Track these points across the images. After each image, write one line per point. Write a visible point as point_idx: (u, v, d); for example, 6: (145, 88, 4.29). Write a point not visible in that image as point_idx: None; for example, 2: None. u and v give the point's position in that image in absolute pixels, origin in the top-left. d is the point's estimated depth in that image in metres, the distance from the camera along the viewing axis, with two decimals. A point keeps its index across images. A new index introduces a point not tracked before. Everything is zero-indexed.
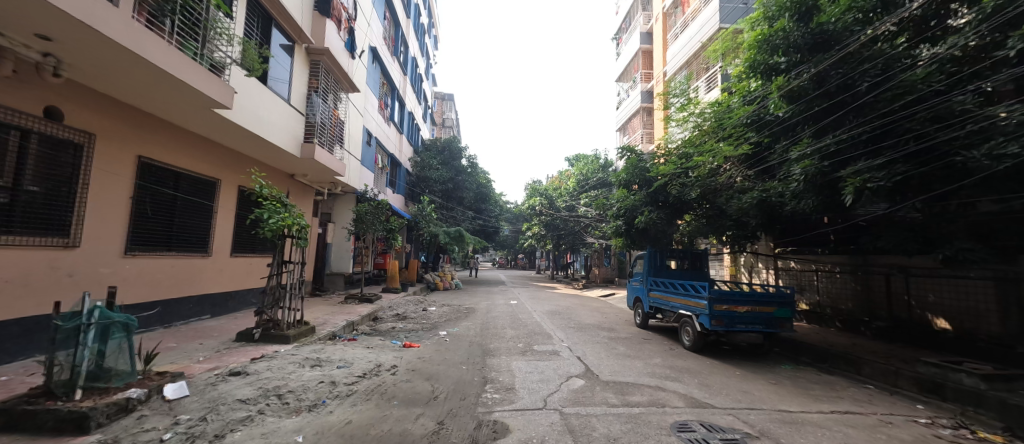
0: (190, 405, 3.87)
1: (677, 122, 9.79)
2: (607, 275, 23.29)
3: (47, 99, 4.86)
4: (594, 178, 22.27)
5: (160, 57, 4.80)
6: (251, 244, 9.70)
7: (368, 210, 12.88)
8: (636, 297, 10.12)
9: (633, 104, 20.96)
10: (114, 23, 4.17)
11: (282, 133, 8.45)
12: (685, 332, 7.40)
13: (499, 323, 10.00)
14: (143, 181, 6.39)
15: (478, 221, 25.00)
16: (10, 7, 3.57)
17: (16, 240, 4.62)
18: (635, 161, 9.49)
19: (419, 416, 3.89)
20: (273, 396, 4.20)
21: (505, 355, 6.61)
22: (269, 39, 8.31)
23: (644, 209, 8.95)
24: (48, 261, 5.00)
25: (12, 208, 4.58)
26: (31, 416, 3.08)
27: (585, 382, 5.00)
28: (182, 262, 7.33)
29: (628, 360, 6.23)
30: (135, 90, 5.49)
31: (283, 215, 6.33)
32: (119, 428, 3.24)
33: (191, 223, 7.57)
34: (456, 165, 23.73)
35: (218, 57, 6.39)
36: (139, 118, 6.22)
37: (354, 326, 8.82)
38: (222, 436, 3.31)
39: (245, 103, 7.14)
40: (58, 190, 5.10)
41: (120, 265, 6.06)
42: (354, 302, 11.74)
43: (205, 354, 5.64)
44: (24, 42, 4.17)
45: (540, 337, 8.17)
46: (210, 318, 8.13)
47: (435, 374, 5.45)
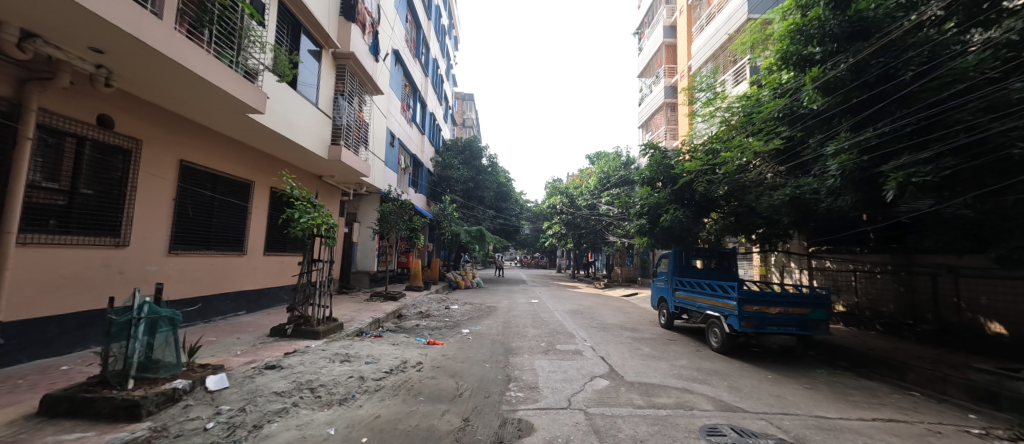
0: (230, 396, 4.08)
1: (703, 118, 9.52)
2: (630, 274, 22.91)
3: (100, 108, 5.21)
4: (616, 175, 21.98)
5: (200, 64, 5.05)
6: (283, 243, 10.10)
7: (392, 210, 13.18)
8: (660, 297, 9.94)
9: (656, 100, 20.52)
10: (159, 36, 4.43)
11: (311, 136, 8.75)
12: (713, 333, 7.20)
13: (521, 322, 10.02)
14: (184, 184, 6.76)
15: (500, 220, 25.09)
16: (67, 21, 3.84)
17: (74, 240, 5.01)
18: (660, 158, 9.26)
19: (444, 412, 3.96)
20: (306, 389, 4.38)
21: (527, 353, 6.62)
22: (298, 45, 8.63)
23: (669, 207, 8.71)
24: (103, 260, 5.38)
25: (69, 211, 4.97)
26: (89, 404, 3.32)
27: (609, 382, 4.95)
28: (220, 260, 7.72)
29: (653, 361, 6.13)
30: (177, 98, 5.81)
31: (312, 215, 6.58)
32: (167, 416, 3.47)
33: (227, 223, 7.94)
34: (477, 165, 23.93)
35: (252, 64, 6.69)
36: (181, 124, 6.58)
37: (379, 324, 9.06)
38: (259, 426, 3.49)
39: (277, 107, 7.44)
40: (111, 193, 5.49)
41: (165, 262, 6.44)
42: (379, 300, 12.04)
43: (242, 348, 5.92)
44: (79, 56, 4.49)
45: (563, 336, 8.15)
46: (246, 314, 8.52)
47: (460, 372, 5.54)
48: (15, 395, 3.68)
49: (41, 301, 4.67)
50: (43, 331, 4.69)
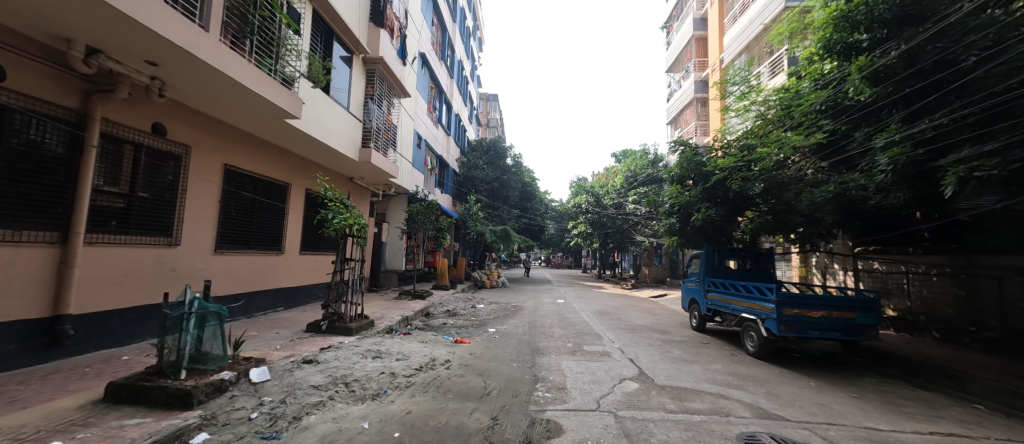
0: (271, 388, 4.30)
1: (737, 112, 9.14)
2: (658, 275, 22.38)
3: (154, 117, 5.60)
4: (643, 174, 21.50)
5: (242, 73, 5.33)
6: (317, 243, 10.50)
7: (420, 210, 13.43)
8: (692, 298, 9.63)
9: (686, 95, 19.88)
10: (206, 48, 4.71)
11: (343, 139, 9.05)
12: (749, 337, 6.91)
13: (547, 322, 9.99)
14: (227, 186, 7.15)
15: (525, 219, 25.06)
16: (125, 37, 4.15)
17: (132, 240, 5.39)
18: (691, 155, 8.96)
19: (473, 410, 4.00)
20: (341, 384, 4.54)
21: (554, 354, 6.59)
22: (330, 51, 8.93)
23: (701, 206, 8.40)
24: (157, 258, 5.77)
25: (127, 213, 5.36)
26: (147, 392, 3.57)
27: (639, 385, 4.85)
28: (260, 258, 8.13)
29: (685, 365, 5.95)
30: (222, 106, 6.15)
31: (345, 215, 6.81)
32: (215, 406, 3.69)
33: (266, 223, 8.34)
34: (501, 165, 24.03)
35: (289, 72, 6.98)
36: (225, 130, 6.97)
37: (408, 322, 9.26)
38: (299, 418, 3.65)
39: (313, 113, 7.75)
40: (162, 195, 5.87)
41: (211, 260, 6.82)
42: (407, 298, 12.31)
43: (281, 343, 6.21)
44: (137, 69, 4.84)
45: (590, 337, 8.04)
46: (283, 310, 8.93)
47: (487, 370, 5.58)
48: (83, 382, 4.00)
49: (106, 295, 5.07)
50: (106, 323, 5.09)
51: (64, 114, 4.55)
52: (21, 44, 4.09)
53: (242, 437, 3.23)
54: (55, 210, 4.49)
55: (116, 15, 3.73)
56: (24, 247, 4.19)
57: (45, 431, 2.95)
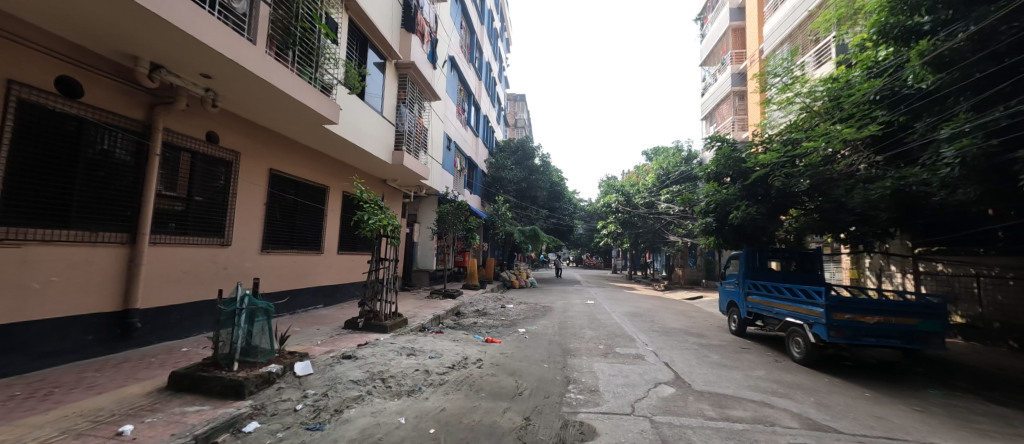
0: (315, 381, 4.51)
1: (779, 105, 8.66)
2: (692, 276, 21.64)
3: (208, 126, 6.01)
4: (676, 171, 20.86)
5: (286, 83, 5.61)
6: (354, 243, 10.91)
7: (450, 210, 13.66)
8: (730, 301, 9.23)
9: (722, 89, 19.11)
10: (254, 60, 5.01)
11: (377, 143, 9.34)
12: (794, 342, 6.55)
13: (577, 323, 9.90)
14: (272, 190, 7.56)
15: (554, 219, 24.89)
16: (182, 52, 4.47)
17: (189, 240, 5.81)
18: (729, 151, 8.56)
19: (506, 409, 4.03)
20: (378, 379, 4.70)
21: (586, 355, 6.52)
22: (365, 58, 9.25)
23: (740, 204, 7.99)
24: (212, 257, 6.19)
25: (185, 215, 5.79)
26: (204, 381, 3.84)
27: (675, 390, 4.71)
28: (302, 258, 8.55)
29: (724, 370, 5.72)
30: (268, 114, 6.52)
31: (380, 217, 7.04)
32: (265, 396, 3.92)
33: (307, 224, 8.76)
34: (529, 165, 24.05)
35: (328, 79, 7.28)
36: (270, 136, 7.36)
37: (439, 320, 9.43)
38: (340, 411, 3.81)
39: (349, 118, 8.05)
40: (214, 199, 6.28)
41: (258, 260, 7.24)
42: (438, 297, 12.55)
43: (322, 338, 6.50)
44: (193, 82, 5.21)
45: (622, 339, 7.89)
46: (323, 307, 9.33)
47: (518, 370, 5.60)
48: (150, 371, 4.36)
49: (168, 291, 5.50)
50: (168, 317, 5.52)
51: (132, 125, 4.97)
52: (95, 62, 4.50)
53: (289, 428, 3.41)
54: (124, 213, 4.91)
55: (175, 31, 4.04)
56: (98, 246, 4.61)
57: (119, 415, 3.24)
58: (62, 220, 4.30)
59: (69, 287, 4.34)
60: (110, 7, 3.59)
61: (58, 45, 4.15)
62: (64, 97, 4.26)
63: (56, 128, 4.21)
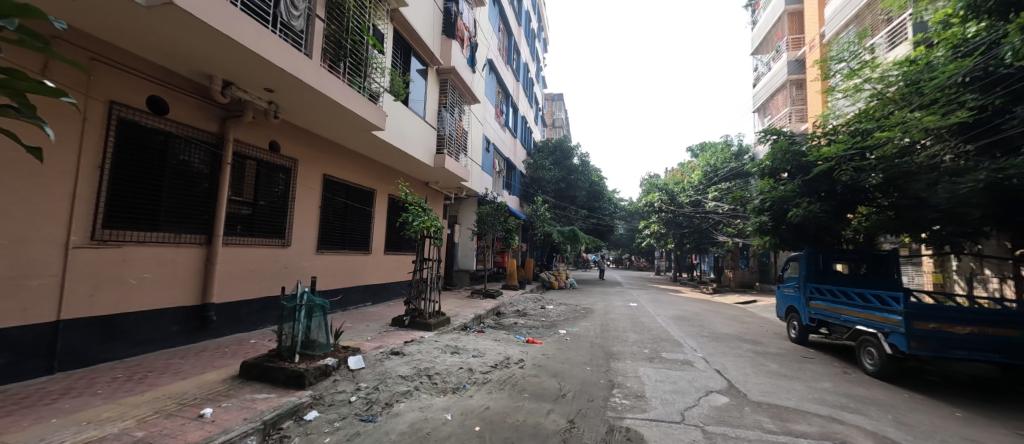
0: (366, 375, 4.73)
1: (845, 93, 7.88)
2: (745, 279, 20.42)
3: (270, 136, 6.51)
4: (725, 168, 19.81)
5: (338, 93, 5.95)
6: (399, 243, 11.32)
7: (489, 212, 13.82)
8: (789, 306, 8.61)
9: (776, 79, 17.92)
10: (311, 72, 5.35)
11: (420, 147, 9.65)
12: (867, 353, 5.98)
13: (619, 325, 9.65)
14: (326, 194, 8.03)
15: (594, 219, 24.44)
16: (251, 69, 4.87)
17: (256, 241, 6.32)
18: (786, 144, 7.99)
19: (550, 411, 4.02)
20: (424, 376, 4.84)
21: (630, 359, 6.34)
22: (409, 65, 9.60)
23: (799, 201, 7.44)
24: (274, 256, 6.68)
25: (251, 218, 6.29)
26: (270, 371, 4.16)
27: (729, 400, 4.46)
28: (353, 257, 9.00)
29: (783, 381, 5.34)
30: (322, 123, 6.94)
31: (423, 218, 7.26)
32: (322, 387, 4.17)
33: (357, 226, 9.21)
34: (567, 165, 23.82)
35: (375, 88, 7.61)
36: (323, 144, 7.83)
37: (480, 320, 9.56)
38: (390, 405, 3.98)
39: (395, 124, 8.38)
40: (276, 203, 6.77)
41: (315, 259, 7.71)
42: (479, 297, 12.73)
43: (371, 334, 6.81)
44: (258, 95, 5.65)
45: (668, 343, 7.60)
46: (370, 304, 9.76)
47: (561, 372, 5.55)
48: (224, 360, 4.79)
49: (238, 287, 6.00)
50: (238, 311, 6.03)
51: (208, 137, 5.47)
52: (177, 81, 5.02)
53: (345, 418, 3.62)
54: (202, 217, 5.41)
55: (243, 50, 4.42)
56: (181, 247, 5.12)
57: (200, 398, 3.59)
58: (152, 223, 4.82)
59: (158, 283, 4.87)
60: (188, 29, 3.98)
61: (148, 68, 4.68)
62: (154, 114, 4.79)
63: (147, 142, 4.73)
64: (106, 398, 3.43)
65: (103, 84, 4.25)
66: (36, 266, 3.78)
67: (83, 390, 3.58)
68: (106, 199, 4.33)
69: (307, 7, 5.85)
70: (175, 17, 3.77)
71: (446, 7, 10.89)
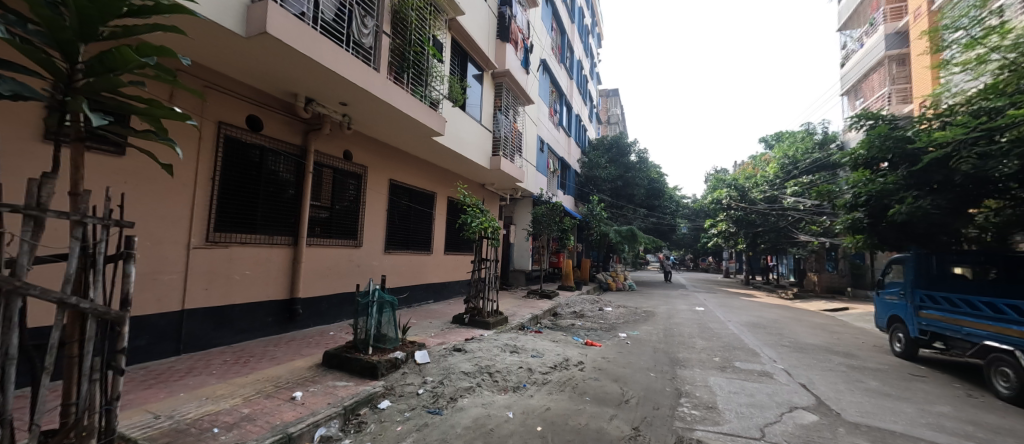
0: (432, 369, 4.95)
1: (962, 66, 6.77)
2: (832, 283, 18.31)
3: (344, 146, 7.05)
4: (807, 159, 17.90)
5: (403, 103, 6.30)
6: (459, 243, 11.69)
7: (545, 212, 13.80)
8: (891, 316, 7.58)
9: (870, 57, 15.85)
10: (379, 85, 5.71)
11: (477, 151, 9.89)
12: (999, 374, 5.09)
13: (684, 331, 9.12)
14: (392, 197, 8.52)
15: (653, 218, 23.40)
16: (330, 86, 5.34)
17: (333, 242, 6.88)
18: (886, 130, 7.00)
19: (613, 417, 3.92)
20: (486, 373, 4.96)
21: (698, 367, 5.98)
22: (465, 71, 9.90)
23: (903, 196, 6.54)
24: (349, 256, 7.23)
25: (328, 221, 6.85)
26: (349, 361, 4.51)
27: (819, 418, 4.04)
28: (416, 257, 9.45)
29: (885, 401, 4.71)
30: (389, 132, 7.37)
31: (481, 219, 7.43)
32: (393, 379, 4.43)
33: (420, 227, 9.67)
34: (624, 162, 22.92)
35: (435, 95, 7.92)
36: (389, 151, 8.31)
37: (537, 320, 9.57)
38: (454, 399, 4.13)
39: (453, 129, 8.68)
40: (349, 207, 7.31)
41: (383, 259, 8.21)
42: (535, 298, 12.75)
43: (434, 331, 7.11)
44: (334, 110, 6.14)
45: (742, 352, 7.05)
46: (432, 302, 10.18)
47: (624, 377, 5.39)
48: (310, 349, 5.28)
49: (319, 284, 6.58)
50: (320, 306, 6.61)
51: (294, 149, 6.06)
52: (269, 101, 5.63)
53: (414, 409, 3.83)
54: (290, 221, 5.99)
55: (321, 69, 4.83)
56: (274, 247, 5.72)
57: (292, 383, 3.99)
58: (250, 226, 5.44)
59: (256, 279, 5.48)
60: (277, 53, 4.45)
61: (247, 91, 5.31)
62: (251, 131, 5.41)
63: (246, 156, 5.36)
64: (219, 378, 3.95)
65: (214, 107, 4.91)
66: (166, 263, 4.46)
67: (201, 370, 4.15)
68: (216, 206, 4.97)
69: (375, 24, 6.26)
70: (266, 43, 4.22)
71: (501, 11, 11.05)
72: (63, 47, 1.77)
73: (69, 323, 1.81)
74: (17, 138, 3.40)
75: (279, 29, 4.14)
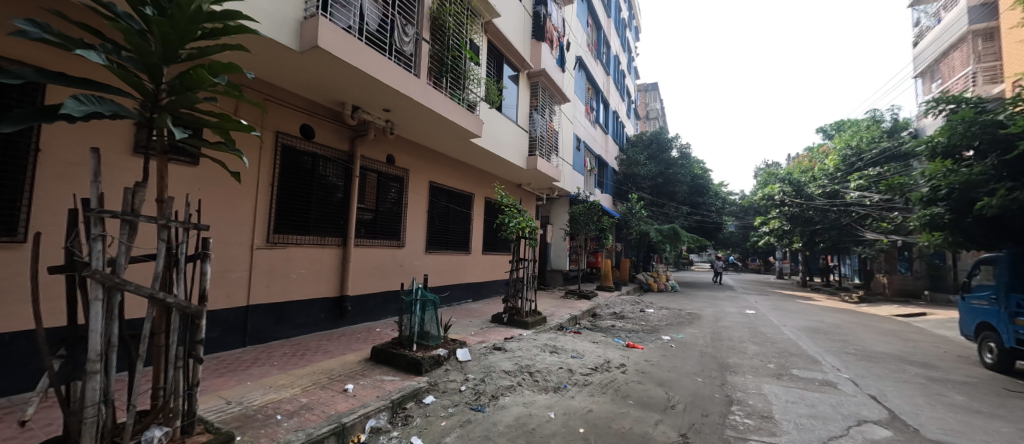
0: (474, 367, 5.04)
1: None
2: (905, 286, 16.71)
3: (387, 151, 7.33)
4: (874, 150, 16.35)
5: (443, 107, 6.47)
6: (496, 243, 11.80)
7: (582, 211, 13.63)
8: (980, 322, 6.78)
9: (951, 33, 14.30)
10: (419, 90, 5.89)
11: (514, 151, 9.94)
12: None
13: (733, 335, 8.68)
14: (432, 199, 8.75)
15: (697, 216, 22.43)
16: (375, 94, 5.58)
17: (378, 242, 7.18)
18: (972, 114, 6.29)
19: (658, 422, 3.81)
20: (526, 373, 4.99)
21: (750, 374, 5.67)
22: (501, 73, 9.99)
23: (994, 188, 5.86)
24: (393, 255, 7.51)
25: (374, 223, 7.15)
26: (395, 357, 4.69)
27: (893, 434, 3.71)
28: (455, 257, 9.65)
29: (973, 418, 4.24)
30: (429, 135, 7.57)
31: (519, 219, 7.46)
32: (437, 375, 4.56)
33: (459, 227, 9.86)
34: (665, 158, 22.19)
35: (473, 98, 8.04)
36: (429, 154, 8.55)
37: (576, 321, 9.47)
38: (496, 397, 4.18)
39: (490, 130, 8.79)
40: (392, 209, 7.60)
41: (424, 258, 8.46)
42: (573, 298, 12.63)
43: (474, 330, 7.23)
44: (378, 116, 6.42)
45: (800, 359, 6.60)
46: (471, 301, 10.35)
47: (669, 381, 5.22)
48: (358, 344, 5.55)
49: (366, 282, 6.88)
50: (367, 303, 6.92)
51: (342, 155, 6.38)
52: (319, 110, 5.96)
53: (457, 405, 3.93)
54: (339, 223, 6.32)
55: (366, 78, 5.07)
56: (326, 247, 6.06)
57: (344, 375, 4.22)
58: (304, 228, 5.81)
59: (311, 278, 5.83)
60: (328, 65, 4.71)
61: (301, 102, 5.66)
62: (304, 139, 5.76)
63: (300, 162, 5.72)
64: (280, 369, 4.25)
65: (272, 118, 5.28)
66: (234, 262, 4.86)
67: (264, 361, 4.49)
68: (275, 210, 5.35)
69: (415, 32, 6.46)
70: (317, 56, 4.49)
71: (536, 10, 11.03)
72: (150, 70, 2.00)
73: (158, 316, 2.03)
74: (113, 152, 3.82)
75: (330, 42, 4.39)
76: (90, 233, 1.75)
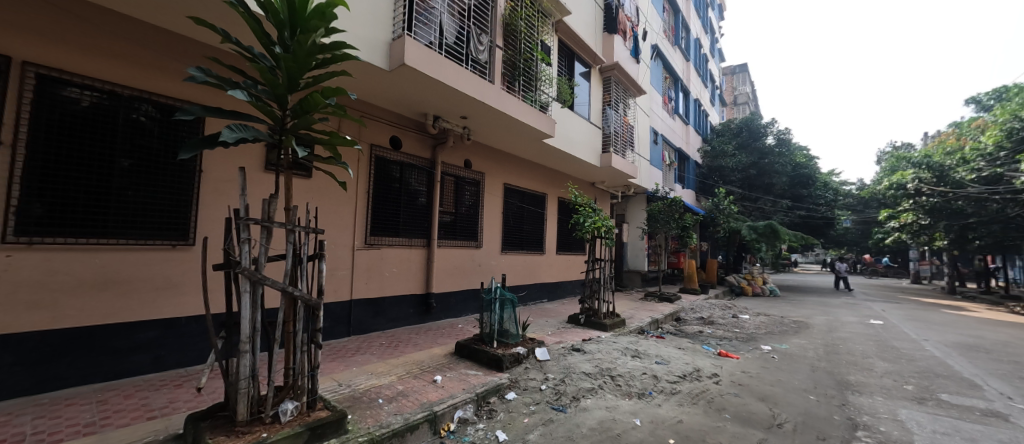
0: (553, 366, 5.07)
1: None
2: None
3: (464, 156, 7.69)
4: None
5: (517, 110, 6.62)
6: (571, 243, 11.70)
7: (662, 209, 12.91)
8: None
9: None
10: (494, 96, 6.10)
11: (588, 149, 9.79)
12: None
13: (853, 348, 7.55)
14: (507, 200, 8.96)
15: (799, 211, 19.93)
16: (455, 103, 5.90)
17: (457, 243, 7.57)
18: None
19: (761, 441, 3.50)
20: (607, 376, 4.89)
21: (880, 395, 4.90)
22: (573, 71, 9.92)
23: None
24: (472, 256, 7.85)
25: (453, 225, 7.55)
26: (478, 353, 4.92)
27: None
28: (531, 257, 9.79)
29: None
30: (504, 139, 7.76)
31: (594, 218, 7.32)
32: (517, 373, 4.69)
33: (533, 228, 9.98)
34: (758, 147, 20.09)
35: (545, 99, 8.11)
36: (503, 157, 8.78)
37: (658, 325, 9.01)
38: (577, 399, 4.17)
39: (563, 130, 8.77)
40: (470, 211, 7.96)
41: (501, 258, 8.70)
42: (654, 300, 12.05)
43: (552, 330, 7.27)
44: (456, 123, 6.76)
45: (948, 382, 5.53)
46: (546, 301, 10.39)
47: (771, 396, 4.73)
48: (443, 338, 5.92)
49: (449, 281, 7.30)
50: (449, 300, 7.33)
51: (425, 162, 6.84)
52: (406, 122, 6.47)
53: (539, 403, 4.00)
54: (424, 226, 6.78)
55: (447, 89, 5.39)
56: (413, 248, 6.54)
57: (434, 367, 4.54)
58: (395, 230, 6.34)
59: (401, 276, 6.35)
60: (414, 81, 5.10)
61: (389, 115, 6.20)
62: (393, 149, 6.29)
63: (389, 171, 6.25)
64: (378, 357, 4.71)
65: (367, 132, 5.87)
66: (338, 261, 5.49)
67: (365, 349, 5.01)
68: (370, 214, 5.93)
69: (490, 40, 6.71)
70: (405, 73, 4.88)
71: (607, 3, 10.75)
72: (278, 99, 2.36)
73: (287, 306, 2.41)
74: (250, 170, 4.54)
75: (415, 59, 4.75)
76: (240, 237, 2.14)
